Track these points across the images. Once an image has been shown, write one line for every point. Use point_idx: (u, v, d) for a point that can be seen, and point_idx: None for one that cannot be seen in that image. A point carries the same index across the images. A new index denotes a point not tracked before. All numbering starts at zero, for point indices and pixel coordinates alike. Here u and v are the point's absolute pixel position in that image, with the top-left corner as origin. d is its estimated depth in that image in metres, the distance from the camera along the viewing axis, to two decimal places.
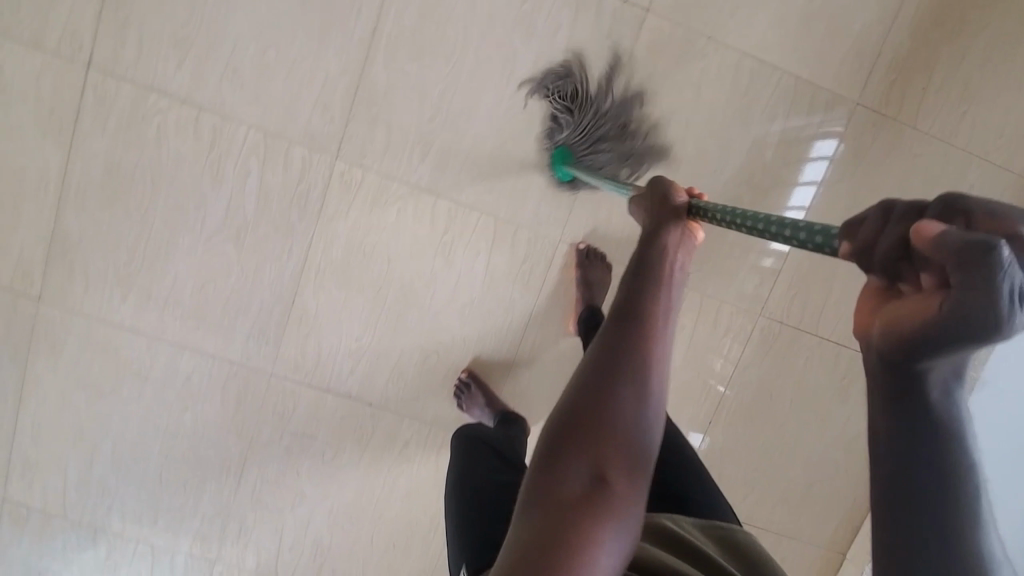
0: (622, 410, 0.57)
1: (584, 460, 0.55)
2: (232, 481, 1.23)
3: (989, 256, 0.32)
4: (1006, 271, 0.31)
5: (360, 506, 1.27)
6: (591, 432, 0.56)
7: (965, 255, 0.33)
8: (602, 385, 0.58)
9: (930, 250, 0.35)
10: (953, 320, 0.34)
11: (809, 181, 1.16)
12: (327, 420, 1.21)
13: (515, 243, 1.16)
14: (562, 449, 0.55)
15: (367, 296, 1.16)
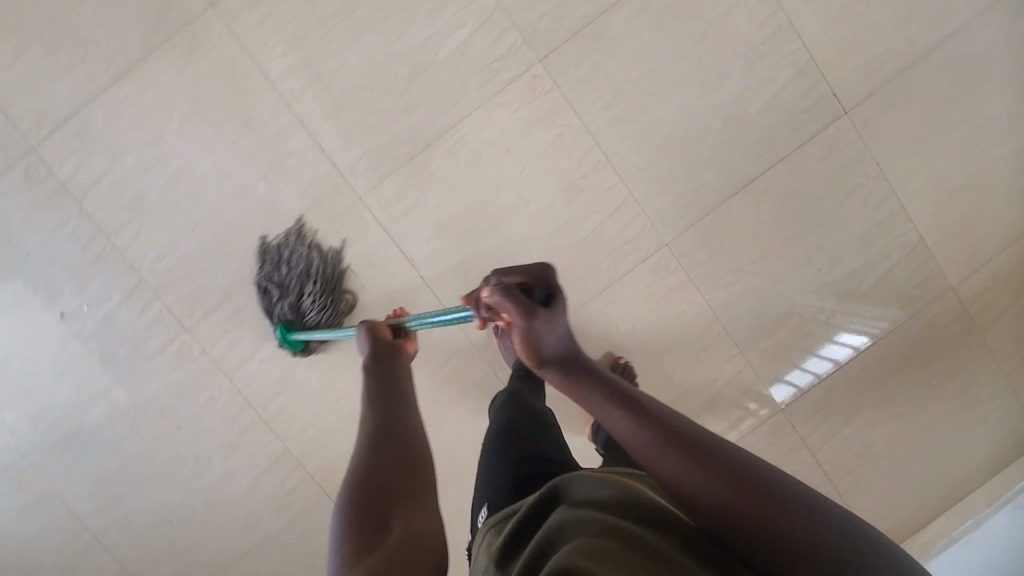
0: (398, 456, 0.62)
1: (376, 517, 0.56)
2: (254, 267, 1.20)
3: (499, 286, 0.62)
4: (520, 297, 0.61)
5: (348, 362, 1.24)
6: (378, 489, 0.58)
7: (501, 298, 0.61)
8: (380, 439, 0.64)
9: (498, 300, 0.62)
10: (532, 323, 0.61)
11: (824, 357, 1.28)
12: (376, 268, 1.21)
13: (630, 223, 1.22)
14: (363, 512, 0.56)
15: (484, 186, 1.19)
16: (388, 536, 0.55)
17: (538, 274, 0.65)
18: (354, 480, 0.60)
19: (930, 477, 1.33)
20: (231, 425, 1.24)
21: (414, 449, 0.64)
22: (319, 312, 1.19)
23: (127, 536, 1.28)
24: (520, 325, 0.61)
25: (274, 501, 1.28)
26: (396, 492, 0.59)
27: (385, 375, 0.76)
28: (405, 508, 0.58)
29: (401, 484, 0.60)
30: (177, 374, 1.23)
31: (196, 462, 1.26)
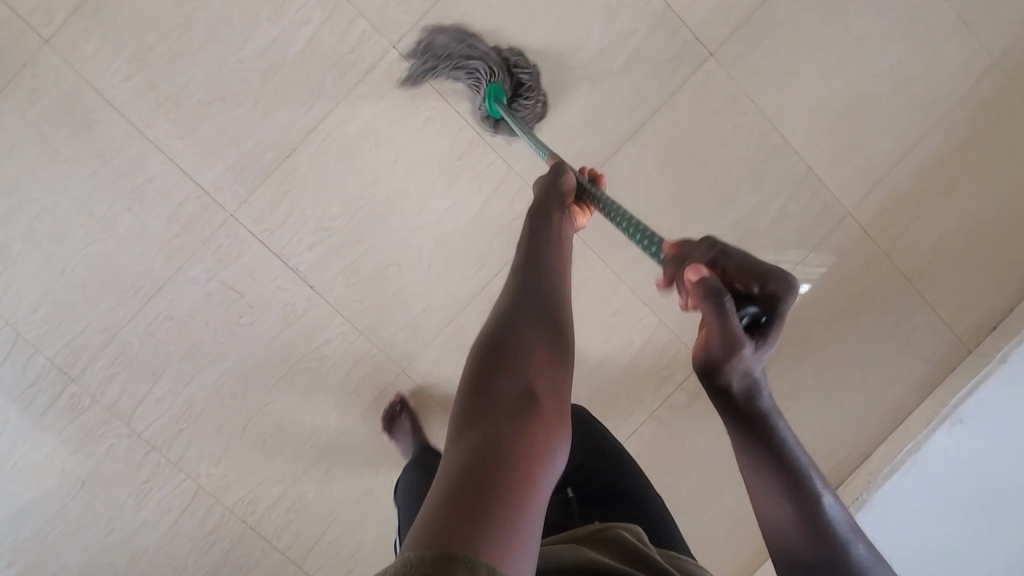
0: (542, 341, 0.56)
1: (516, 389, 0.51)
2: (136, 302, 1.16)
3: (718, 301, 0.52)
4: (731, 311, 0.52)
5: (250, 385, 1.19)
6: (511, 367, 0.52)
7: (706, 301, 0.53)
8: (521, 316, 0.58)
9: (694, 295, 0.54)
10: (712, 324, 0.54)
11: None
12: (262, 282, 1.17)
13: (515, 197, 1.20)
14: (494, 378, 0.52)
15: (360, 181, 1.17)
16: (522, 425, 0.49)
17: (772, 278, 0.52)
18: (491, 342, 0.55)
19: (864, 407, 1.31)
20: (136, 471, 1.18)
21: (560, 355, 0.56)
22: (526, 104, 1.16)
23: None
24: (709, 345, 0.55)
25: (195, 545, 1.21)
26: (537, 393, 0.52)
27: (542, 252, 0.68)
28: (540, 404, 0.51)
29: (543, 380, 0.53)
30: (72, 427, 1.17)
31: (107, 516, 1.19)
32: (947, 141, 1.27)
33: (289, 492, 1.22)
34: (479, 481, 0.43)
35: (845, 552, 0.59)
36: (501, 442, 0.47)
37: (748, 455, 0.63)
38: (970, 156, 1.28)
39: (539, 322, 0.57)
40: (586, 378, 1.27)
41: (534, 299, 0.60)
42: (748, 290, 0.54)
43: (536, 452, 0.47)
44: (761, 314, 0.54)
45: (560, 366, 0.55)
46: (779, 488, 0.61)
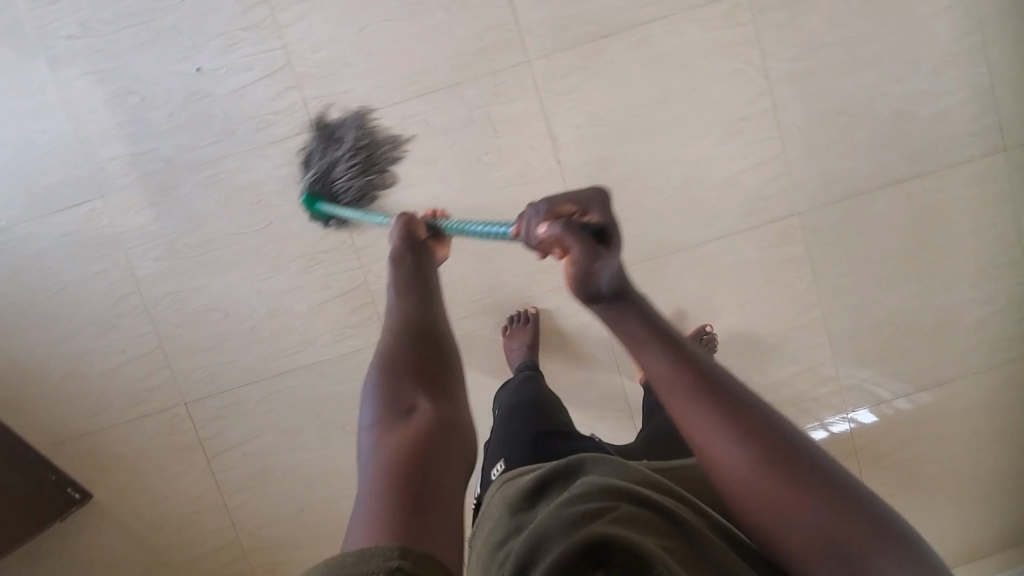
0: (430, 349, 0.61)
1: (409, 403, 0.56)
2: (403, 92, 1.18)
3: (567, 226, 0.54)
4: (576, 237, 0.53)
5: (458, 219, 1.22)
6: (417, 380, 0.58)
7: (565, 231, 0.54)
8: (410, 332, 0.62)
9: (555, 233, 0.54)
10: (578, 262, 0.53)
11: (849, 420, 1.31)
12: (519, 134, 1.20)
13: (773, 180, 1.22)
14: (394, 397, 0.57)
15: (649, 93, 1.19)
16: (421, 423, 0.55)
17: (596, 201, 0.56)
18: (383, 366, 0.59)
19: (955, 525, 1.35)
20: (321, 239, 1.21)
21: (437, 345, 0.62)
22: (356, 180, 1.17)
23: (175, 314, 1.23)
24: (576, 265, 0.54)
25: (333, 331, 1.23)
26: (430, 386, 0.58)
27: (427, 281, 0.72)
28: (439, 397, 0.57)
29: (433, 374, 0.59)
30: (288, 170, 1.20)
31: (270, 265, 1.21)
32: None
33: None
34: (415, 494, 0.48)
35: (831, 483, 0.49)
36: (417, 451, 0.52)
37: (703, 417, 0.52)
38: None
39: (429, 346, 0.61)
40: (739, 371, 1.28)
41: (420, 311, 0.65)
42: (586, 217, 0.56)
43: (442, 441, 0.54)
44: (612, 276, 0.53)
45: (442, 360, 0.61)
46: (701, 399, 0.52)
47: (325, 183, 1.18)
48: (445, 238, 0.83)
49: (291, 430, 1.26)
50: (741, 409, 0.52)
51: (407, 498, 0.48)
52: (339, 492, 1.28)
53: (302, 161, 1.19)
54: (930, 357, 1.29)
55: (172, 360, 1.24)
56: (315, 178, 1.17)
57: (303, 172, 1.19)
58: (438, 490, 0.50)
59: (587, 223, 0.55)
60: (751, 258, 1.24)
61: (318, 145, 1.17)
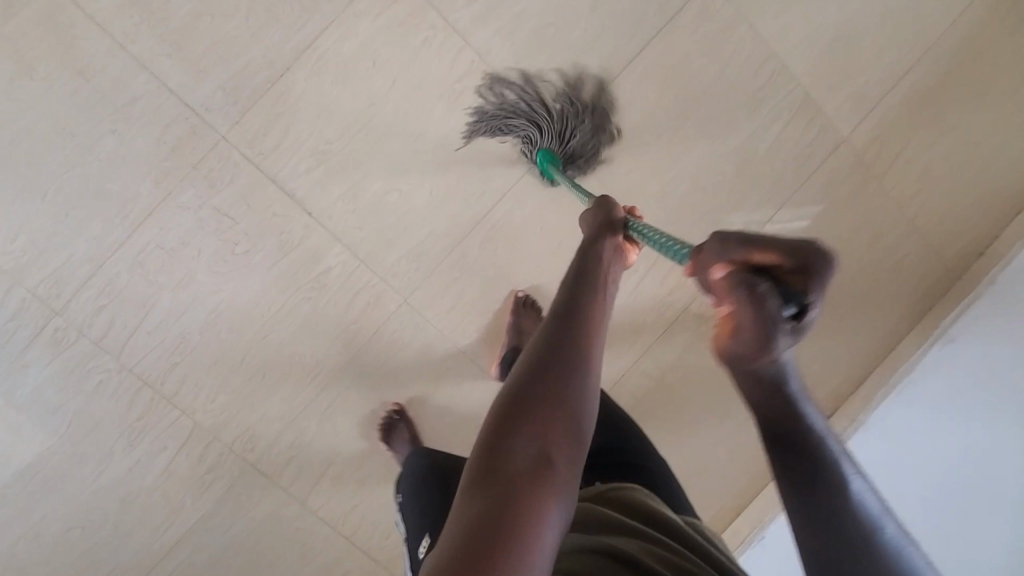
0: (566, 380, 0.57)
1: (533, 447, 0.52)
2: (125, 231, 1.11)
3: (753, 288, 0.52)
4: (767, 298, 0.51)
5: (249, 317, 1.15)
6: (542, 423, 0.54)
7: (741, 287, 0.53)
8: (552, 358, 0.58)
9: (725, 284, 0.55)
10: (747, 325, 0.53)
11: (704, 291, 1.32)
12: (257, 209, 1.13)
13: (517, 122, 1.18)
14: (508, 436, 0.53)
15: (357, 104, 1.13)
16: (542, 480, 0.51)
17: (799, 253, 0.50)
18: (507, 397, 0.55)
19: (858, 332, 1.35)
20: (128, 409, 1.14)
21: (573, 392, 0.56)
22: (579, 133, 1.18)
23: (34, 554, 1.16)
24: (742, 339, 0.55)
25: (193, 485, 1.17)
26: (546, 446, 0.53)
27: (582, 298, 0.65)
28: (561, 454, 0.53)
29: (562, 428, 0.54)
30: (56, 363, 1.11)
31: (495, 122, 1.15)
32: (937, 66, 1.30)
33: (291, 428, 1.19)
34: (481, 549, 0.44)
35: (866, 514, 0.55)
36: (506, 502, 0.48)
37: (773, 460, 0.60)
38: (961, 81, 1.30)
39: (560, 386, 0.56)
40: None
41: (560, 339, 0.60)
42: (778, 267, 0.52)
43: (545, 500, 0.49)
44: (799, 302, 0.51)
45: (574, 401, 0.56)
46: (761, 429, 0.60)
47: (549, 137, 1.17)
48: (637, 240, 0.81)
49: None
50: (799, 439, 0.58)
51: (489, 547, 0.44)
52: None
53: (489, 112, 1.16)
54: (753, 200, 1.28)
55: None
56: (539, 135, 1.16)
57: (520, 90, 1.17)
58: (533, 551, 0.45)
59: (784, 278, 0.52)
60: (538, 208, 1.21)
61: (545, 89, 1.17)
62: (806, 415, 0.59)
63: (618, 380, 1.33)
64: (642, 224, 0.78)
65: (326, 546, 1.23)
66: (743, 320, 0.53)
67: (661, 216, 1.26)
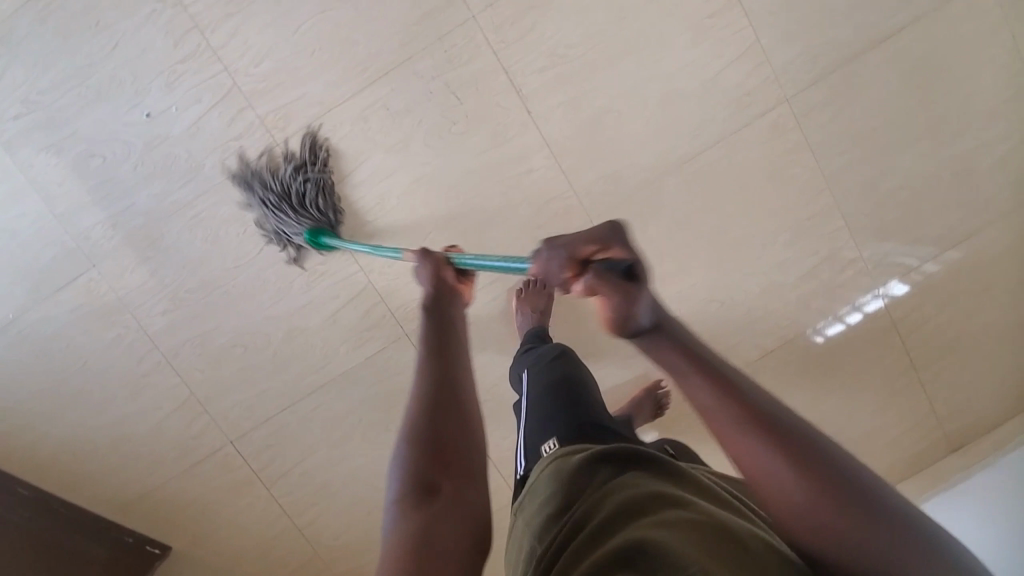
0: (449, 405, 0.58)
1: (425, 466, 0.53)
2: (357, 82, 1.14)
3: (594, 277, 0.54)
4: (603, 272, 0.54)
5: (444, 196, 1.19)
6: (436, 427, 0.56)
7: (591, 277, 0.54)
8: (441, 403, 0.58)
9: (589, 283, 0.54)
10: (617, 304, 0.53)
11: (880, 292, 1.27)
12: (482, 93, 1.15)
13: (753, 73, 1.16)
14: (421, 441, 0.55)
15: (606, 13, 1.13)
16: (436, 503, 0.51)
17: (607, 230, 0.57)
18: (414, 431, 0.56)
19: (1015, 376, 1.32)
20: (316, 250, 1.20)
21: (477, 422, 0.59)
22: (316, 210, 1.17)
23: (197, 360, 1.24)
24: (616, 303, 0.53)
25: (352, 338, 1.23)
26: (458, 462, 0.55)
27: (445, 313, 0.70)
28: (456, 463, 0.55)
29: (447, 431, 0.56)
30: (264, 191, 1.17)
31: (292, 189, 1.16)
32: None
33: None
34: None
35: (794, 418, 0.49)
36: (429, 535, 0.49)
37: (771, 475, 0.48)
38: None
39: (437, 396, 0.59)
40: (762, 276, 1.25)
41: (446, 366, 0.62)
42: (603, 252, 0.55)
43: (472, 504, 0.52)
44: (618, 264, 0.54)
45: (463, 406, 0.59)
46: (777, 455, 0.48)
47: (299, 202, 1.16)
48: (469, 276, 0.82)
49: (340, 443, 1.28)
50: (765, 421, 0.49)
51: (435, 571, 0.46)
52: None
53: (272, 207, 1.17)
54: (957, 214, 1.24)
55: (206, 405, 1.25)
56: (306, 203, 1.16)
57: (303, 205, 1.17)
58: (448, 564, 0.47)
59: (610, 260, 0.55)
60: (730, 177, 1.20)
61: (309, 209, 1.16)
62: (798, 426, 0.49)
63: (764, 358, 1.29)
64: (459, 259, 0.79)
65: None
66: (616, 303, 0.53)
67: (865, 205, 1.22)
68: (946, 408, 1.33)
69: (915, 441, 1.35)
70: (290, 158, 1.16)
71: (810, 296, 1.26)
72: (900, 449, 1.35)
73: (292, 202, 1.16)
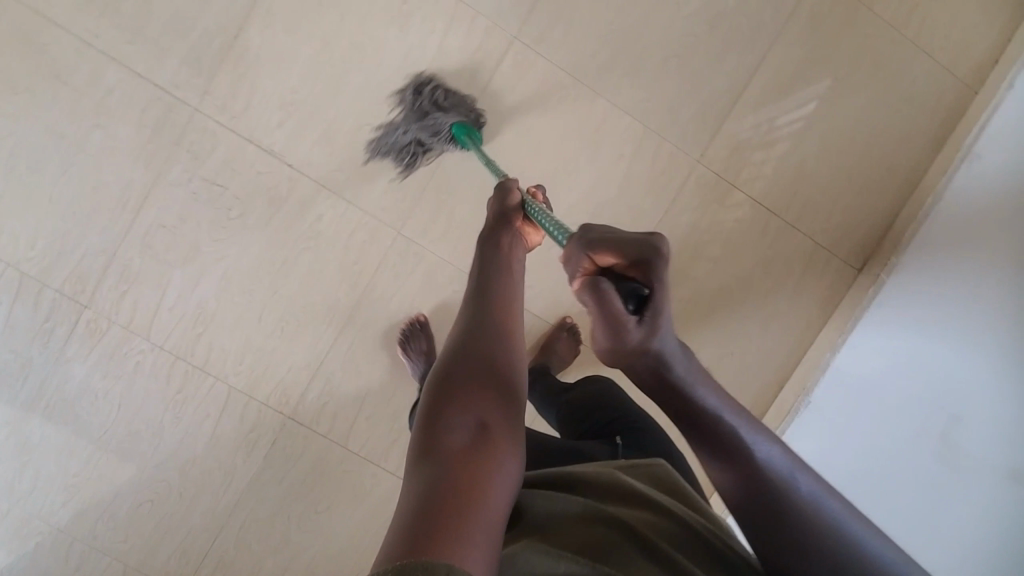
0: (489, 366, 0.59)
1: (467, 419, 0.54)
2: (128, 216, 1.16)
3: (590, 291, 0.50)
4: (605, 294, 0.50)
5: (257, 276, 1.20)
6: (470, 393, 0.57)
7: (583, 294, 0.52)
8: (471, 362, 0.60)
9: (586, 295, 0.51)
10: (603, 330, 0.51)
11: (702, 163, 1.23)
12: (241, 170, 1.17)
13: (472, 29, 1.16)
14: (452, 404, 0.56)
15: (312, 45, 1.14)
16: (476, 450, 0.52)
17: (636, 248, 0.51)
18: (450, 381, 0.58)
19: (877, 176, 1.27)
20: (167, 383, 1.21)
21: (518, 390, 0.59)
22: (455, 105, 1.15)
23: (115, 532, 1.24)
24: (603, 339, 0.52)
25: (242, 445, 1.23)
26: (491, 421, 0.55)
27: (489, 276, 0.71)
28: (496, 421, 0.56)
29: (481, 395, 0.57)
30: (96, 352, 1.19)
31: (413, 100, 1.16)
32: None
33: (319, 376, 1.23)
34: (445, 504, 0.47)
35: (777, 478, 0.51)
36: (448, 479, 0.49)
37: (726, 481, 0.53)
38: None
39: (473, 359, 0.60)
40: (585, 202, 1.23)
41: (480, 324, 0.64)
42: (619, 265, 0.53)
43: (506, 459, 0.53)
44: (635, 292, 0.51)
45: (504, 371, 0.60)
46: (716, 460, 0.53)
47: (446, 107, 1.15)
48: (535, 222, 0.84)
49: (281, 547, 1.27)
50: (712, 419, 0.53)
51: (446, 503, 0.47)
52: (359, 563, 1.29)
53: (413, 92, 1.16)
54: (733, 57, 1.21)
55: (144, 568, 1.25)
56: (443, 100, 1.15)
57: (432, 100, 1.15)
58: (478, 496, 0.49)
59: (623, 280, 0.52)
60: (506, 130, 1.20)
61: (449, 108, 1.15)
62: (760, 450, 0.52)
63: None
64: (530, 203, 0.81)
65: (376, 482, 1.27)
66: (599, 335, 0.51)
67: (642, 92, 1.21)
68: (830, 238, 1.28)
69: (818, 283, 1.30)
70: (418, 97, 1.15)
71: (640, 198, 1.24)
72: (809, 297, 1.30)
73: (433, 95, 1.15)
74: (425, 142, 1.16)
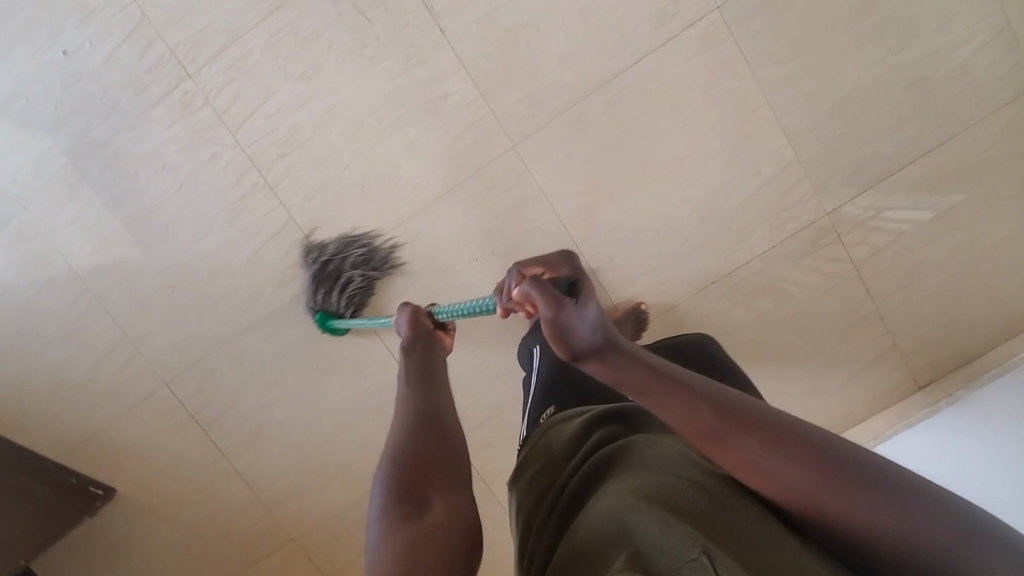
0: (432, 447, 0.61)
1: (419, 505, 0.55)
2: (266, 8, 1.11)
3: (531, 277, 0.61)
4: (541, 279, 0.61)
5: (361, 125, 1.15)
6: (417, 473, 0.58)
7: (529, 283, 0.60)
8: (422, 418, 0.65)
9: (526, 290, 0.60)
10: (549, 303, 0.59)
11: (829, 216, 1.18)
12: (393, 13, 1.11)
13: None
14: (404, 485, 0.57)
15: None
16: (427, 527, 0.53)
17: (555, 260, 0.65)
18: (394, 470, 0.58)
19: (984, 306, 1.22)
20: (234, 187, 1.18)
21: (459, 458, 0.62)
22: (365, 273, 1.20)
23: (127, 302, 1.24)
24: (550, 309, 0.58)
25: (278, 276, 1.22)
26: (438, 491, 0.57)
27: (424, 373, 0.73)
28: (444, 495, 0.57)
29: (429, 467, 0.59)
30: (180, 126, 1.16)
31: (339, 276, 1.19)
32: None
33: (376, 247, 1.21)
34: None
35: (786, 426, 0.49)
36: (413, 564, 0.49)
37: (735, 456, 0.49)
38: None
39: (416, 445, 0.61)
40: (701, 201, 1.18)
41: (423, 415, 0.66)
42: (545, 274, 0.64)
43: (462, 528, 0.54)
44: (563, 285, 0.61)
45: (444, 446, 0.62)
46: (709, 428, 0.50)
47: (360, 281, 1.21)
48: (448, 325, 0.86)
49: (271, 385, 1.27)
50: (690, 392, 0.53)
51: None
52: (335, 432, 1.30)
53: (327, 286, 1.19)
54: (911, 127, 1.15)
55: (139, 346, 1.26)
56: (351, 289, 1.20)
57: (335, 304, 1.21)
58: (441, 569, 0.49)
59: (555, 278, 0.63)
60: (661, 95, 1.14)
61: (361, 282, 1.20)
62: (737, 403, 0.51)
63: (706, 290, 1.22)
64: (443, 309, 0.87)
65: (383, 368, 1.27)
66: (549, 305, 0.58)
67: (808, 120, 1.14)
68: (908, 343, 1.25)
69: (874, 379, 1.27)
70: (346, 249, 1.19)
71: (754, 222, 1.19)
72: (858, 388, 1.28)
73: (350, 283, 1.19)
74: (350, 264, 1.19)
